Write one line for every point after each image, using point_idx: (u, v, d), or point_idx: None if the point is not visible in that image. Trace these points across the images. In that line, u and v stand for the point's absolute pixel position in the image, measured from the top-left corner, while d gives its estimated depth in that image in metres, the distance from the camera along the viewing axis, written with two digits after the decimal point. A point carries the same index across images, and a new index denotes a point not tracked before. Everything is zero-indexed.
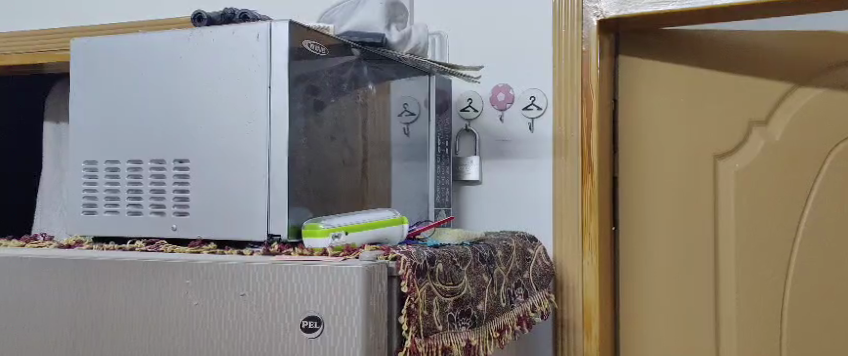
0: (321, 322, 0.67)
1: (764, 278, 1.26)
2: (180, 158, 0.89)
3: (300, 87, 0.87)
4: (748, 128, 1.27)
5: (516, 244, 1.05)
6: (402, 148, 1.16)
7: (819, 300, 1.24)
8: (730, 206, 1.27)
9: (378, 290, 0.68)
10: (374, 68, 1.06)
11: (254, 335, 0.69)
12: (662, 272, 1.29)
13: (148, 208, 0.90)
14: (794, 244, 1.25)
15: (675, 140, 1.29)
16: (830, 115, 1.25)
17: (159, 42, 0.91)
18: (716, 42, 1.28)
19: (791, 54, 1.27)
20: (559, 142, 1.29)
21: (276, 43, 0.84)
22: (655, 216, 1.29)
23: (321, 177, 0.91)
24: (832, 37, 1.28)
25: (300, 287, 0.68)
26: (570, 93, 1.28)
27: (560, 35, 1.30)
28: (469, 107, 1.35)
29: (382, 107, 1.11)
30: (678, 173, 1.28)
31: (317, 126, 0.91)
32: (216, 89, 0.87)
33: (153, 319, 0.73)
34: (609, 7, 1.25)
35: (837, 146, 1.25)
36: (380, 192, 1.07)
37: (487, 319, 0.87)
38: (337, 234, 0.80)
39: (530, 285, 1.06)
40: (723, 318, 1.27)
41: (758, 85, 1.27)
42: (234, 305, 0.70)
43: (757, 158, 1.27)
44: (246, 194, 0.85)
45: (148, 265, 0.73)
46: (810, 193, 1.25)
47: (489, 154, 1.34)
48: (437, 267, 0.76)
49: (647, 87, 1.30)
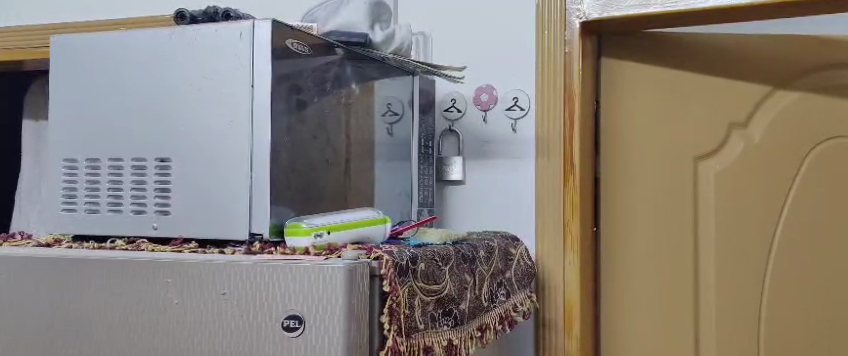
0: (301, 321, 0.66)
1: (743, 277, 1.27)
2: (161, 157, 0.89)
3: (284, 86, 0.87)
4: (728, 131, 1.29)
5: (498, 244, 1.06)
6: (384, 147, 1.16)
7: (793, 300, 1.28)
8: (711, 208, 1.28)
9: (360, 289, 0.68)
10: (357, 68, 1.06)
11: (234, 335, 0.69)
12: (643, 273, 1.29)
13: (129, 207, 0.90)
14: (772, 247, 1.27)
15: (657, 140, 1.29)
16: (807, 118, 1.28)
17: (141, 40, 0.90)
18: (699, 45, 1.29)
19: (770, 57, 1.29)
20: (541, 143, 1.30)
21: (259, 43, 0.84)
22: (637, 216, 1.29)
23: (304, 176, 0.91)
24: (809, 41, 1.31)
25: (281, 286, 0.68)
26: (552, 95, 1.29)
27: (543, 37, 1.30)
28: (452, 108, 1.35)
29: (365, 106, 1.11)
30: (661, 174, 1.28)
31: (301, 125, 0.91)
32: (198, 88, 0.87)
33: (133, 318, 0.72)
34: (590, 8, 1.26)
35: (813, 149, 1.28)
36: (363, 191, 1.08)
37: (469, 319, 0.88)
38: (318, 233, 0.80)
39: (512, 285, 1.06)
40: (703, 318, 1.29)
41: (738, 87, 1.28)
42: (214, 304, 0.70)
43: (737, 160, 1.28)
44: (228, 194, 0.84)
45: (129, 264, 0.73)
46: (789, 195, 1.28)
47: (472, 155, 1.35)
48: (419, 267, 0.77)
49: (630, 86, 1.29)
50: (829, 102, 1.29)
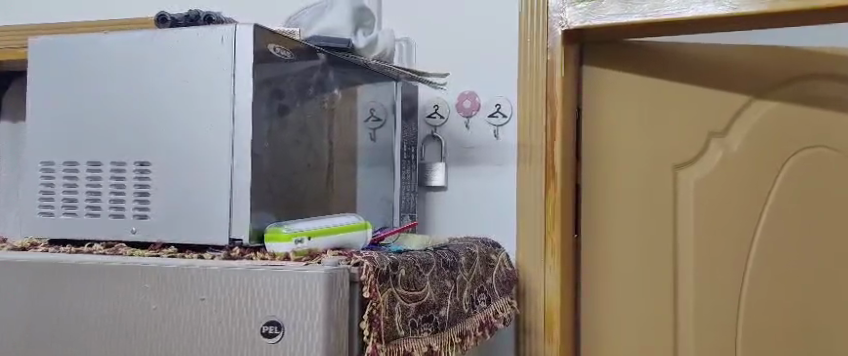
0: (280, 328, 0.66)
1: (721, 286, 1.28)
2: (141, 160, 0.88)
3: (266, 90, 0.86)
4: (707, 139, 1.30)
5: (479, 251, 1.06)
6: (366, 152, 1.16)
7: (770, 308, 1.29)
8: (689, 217, 1.30)
9: (340, 295, 0.68)
10: (341, 74, 1.05)
11: (212, 341, 0.68)
12: (623, 281, 1.29)
13: (107, 211, 0.89)
14: (749, 256, 1.29)
15: (637, 148, 1.29)
16: (785, 128, 1.30)
17: (121, 43, 0.90)
18: (680, 54, 1.30)
19: (748, 67, 1.31)
20: (523, 150, 1.30)
21: (241, 47, 0.83)
22: (618, 224, 1.29)
23: (285, 181, 0.91)
24: (787, 52, 1.33)
25: (260, 292, 0.67)
26: (534, 104, 1.30)
27: (525, 45, 1.31)
28: (435, 114, 1.36)
29: (348, 111, 1.11)
30: (642, 182, 1.29)
31: (282, 130, 0.91)
32: (178, 92, 0.87)
33: (109, 323, 0.72)
34: (573, 16, 1.27)
35: (790, 156, 1.30)
36: (345, 195, 1.08)
37: (450, 325, 0.88)
38: (300, 239, 0.80)
39: (493, 291, 1.06)
40: (681, 326, 1.29)
41: (717, 97, 1.30)
42: (192, 310, 0.69)
43: (716, 169, 1.29)
44: (207, 198, 0.84)
45: (106, 268, 0.72)
46: (766, 204, 1.29)
47: (454, 161, 1.35)
48: (399, 273, 0.76)
49: (612, 95, 1.30)
50: (807, 112, 1.31)
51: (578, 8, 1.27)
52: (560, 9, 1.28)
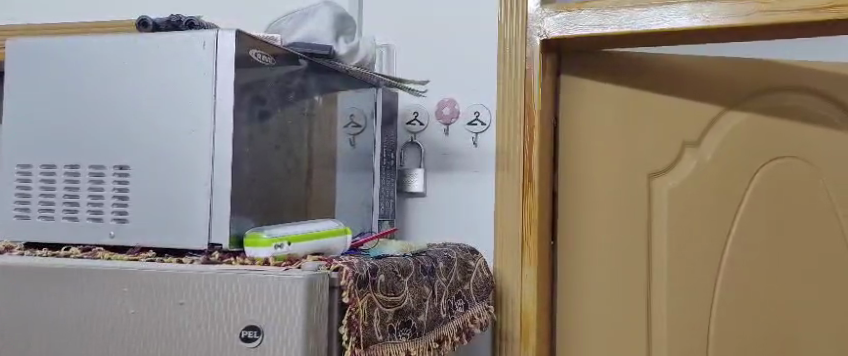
0: (260, 332, 0.67)
1: (694, 292, 1.31)
2: (120, 164, 0.88)
3: (246, 96, 0.86)
4: (681, 148, 1.32)
5: (457, 257, 1.07)
6: (346, 158, 1.17)
7: (741, 315, 1.31)
8: (663, 225, 1.32)
9: (320, 300, 0.68)
10: (322, 80, 1.06)
11: (191, 345, 0.68)
12: (599, 286, 1.31)
13: (84, 215, 0.89)
14: (721, 265, 1.31)
15: (612, 156, 1.31)
16: (757, 138, 1.33)
17: (102, 46, 0.89)
18: (656, 64, 1.32)
19: (721, 78, 1.33)
20: (501, 157, 1.32)
21: (222, 53, 0.84)
22: (592, 231, 1.31)
23: (264, 186, 0.91)
24: (759, 65, 1.35)
25: (240, 296, 0.68)
26: (513, 112, 1.31)
27: (504, 53, 1.33)
28: (415, 121, 1.37)
29: (327, 118, 1.11)
30: (617, 190, 1.31)
31: (263, 135, 0.91)
32: (159, 97, 0.87)
33: (86, 326, 0.71)
34: (551, 26, 1.29)
35: (761, 167, 1.33)
36: (324, 200, 1.08)
37: (427, 330, 0.89)
38: (279, 244, 0.80)
39: (470, 297, 1.07)
40: (654, 332, 1.32)
41: (690, 108, 1.33)
42: (171, 315, 0.69)
43: (689, 177, 1.32)
44: (187, 204, 0.84)
45: (85, 273, 0.72)
46: (738, 212, 1.32)
47: (433, 167, 1.36)
48: (378, 278, 0.77)
49: (589, 103, 1.32)
50: (778, 124, 1.34)
51: (556, 18, 1.29)
52: (539, 19, 1.30)
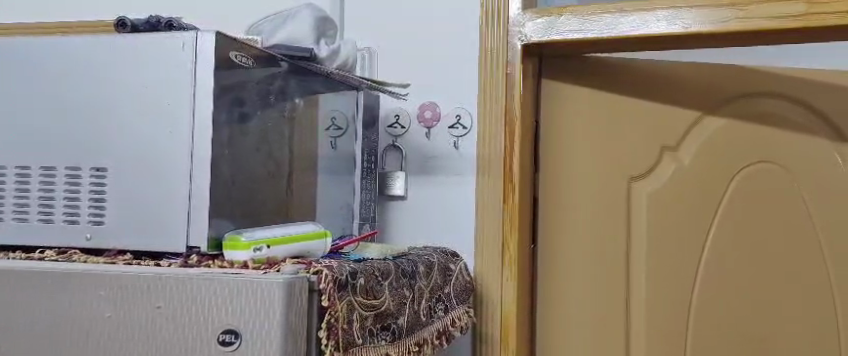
0: (238, 336, 0.66)
1: (672, 297, 1.31)
2: (97, 165, 0.87)
3: (226, 98, 0.86)
4: (660, 152, 1.33)
5: (438, 260, 1.07)
6: (328, 161, 1.17)
7: (720, 319, 1.32)
8: (642, 229, 1.32)
9: (298, 304, 0.68)
10: (302, 82, 1.06)
11: (168, 349, 0.68)
12: (579, 289, 1.31)
13: (60, 217, 0.88)
14: (699, 264, 1.32)
15: (592, 160, 1.32)
16: (736, 143, 1.34)
17: (80, 46, 0.89)
18: (636, 69, 1.33)
19: (700, 83, 1.34)
20: (482, 161, 1.33)
21: (201, 54, 0.83)
22: (573, 235, 1.31)
23: (244, 188, 0.91)
24: (738, 70, 1.36)
25: (218, 299, 0.67)
26: (494, 117, 1.32)
27: (486, 57, 1.34)
28: (396, 124, 1.39)
29: (309, 120, 1.11)
30: (596, 194, 1.31)
31: (242, 138, 0.90)
32: (137, 99, 0.86)
33: (61, 331, 0.71)
34: (532, 31, 1.29)
35: (739, 171, 1.34)
36: (305, 204, 1.08)
37: (407, 334, 0.88)
38: (258, 247, 0.79)
39: (450, 300, 1.07)
40: (633, 335, 1.32)
41: (669, 112, 1.33)
42: (148, 319, 0.69)
43: (669, 182, 1.32)
44: (165, 206, 0.83)
45: (60, 276, 0.71)
46: (715, 216, 1.33)
47: (413, 170, 1.38)
48: (358, 282, 0.77)
49: (569, 107, 1.31)
50: (757, 130, 1.35)
51: (537, 23, 1.29)
52: (520, 23, 1.31)
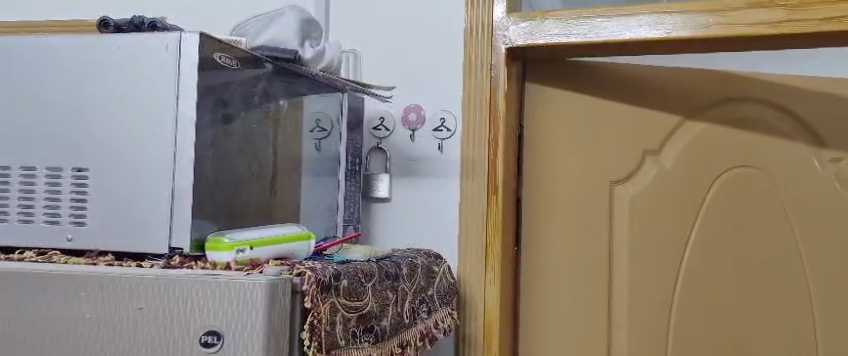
0: (220, 337, 0.66)
1: (653, 298, 1.32)
2: (78, 166, 0.86)
3: (209, 99, 0.86)
4: (642, 157, 1.34)
5: (421, 262, 1.07)
6: (312, 163, 1.17)
7: (700, 322, 1.33)
8: (624, 233, 1.33)
9: (281, 305, 0.68)
10: (286, 83, 1.05)
11: (149, 350, 0.67)
12: (562, 291, 1.32)
13: (40, 217, 0.87)
14: (680, 268, 1.33)
15: (574, 164, 1.32)
16: (717, 147, 1.35)
17: (61, 46, 0.88)
18: (620, 74, 1.33)
19: (682, 88, 1.35)
20: (467, 163, 1.34)
21: (184, 55, 0.83)
22: (556, 237, 1.32)
23: (228, 189, 0.90)
24: (720, 75, 1.37)
25: (200, 301, 0.67)
26: (478, 121, 1.33)
27: (470, 61, 1.35)
28: (381, 126, 1.40)
29: (293, 122, 1.10)
30: (578, 197, 1.32)
31: (226, 139, 0.90)
32: (120, 100, 0.86)
33: (41, 332, 0.70)
34: (516, 34, 1.30)
35: (720, 175, 1.35)
36: (289, 205, 1.08)
37: (390, 335, 0.89)
38: (241, 248, 0.79)
39: (433, 302, 1.07)
40: (614, 337, 1.32)
41: (653, 116, 1.34)
42: (129, 320, 0.68)
43: (651, 185, 1.33)
44: (148, 208, 0.83)
45: (40, 277, 0.71)
46: (696, 220, 1.34)
47: (397, 173, 1.39)
48: (341, 283, 0.77)
49: (550, 111, 1.32)
50: (738, 135, 1.36)
51: (521, 27, 1.30)
52: (504, 27, 1.31)
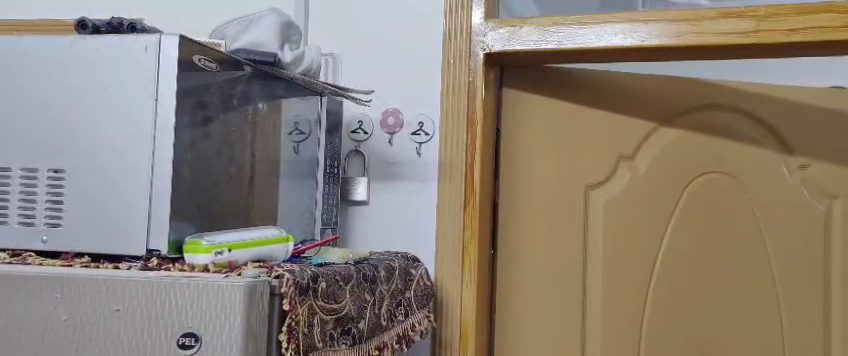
0: (197, 339, 0.67)
1: (626, 300, 1.34)
2: (54, 167, 0.86)
3: (188, 101, 0.86)
4: (616, 162, 1.36)
5: (399, 265, 1.08)
6: (289, 165, 1.17)
7: (672, 323, 1.35)
8: (598, 236, 1.35)
9: (259, 307, 0.68)
10: (264, 85, 1.05)
11: (126, 352, 0.67)
12: (536, 293, 1.34)
13: (14, 219, 0.86)
14: (653, 267, 1.35)
15: (550, 168, 1.34)
16: (690, 153, 1.38)
17: (38, 45, 0.88)
18: (594, 80, 1.36)
19: (656, 94, 1.38)
20: (445, 167, 1.35)
21: (163, 57, 0.83)
22: (530, 241, 1.34)
23: (206, 192, 0.91)
24: (692, 82, 1.40)
25: (178, 302, 0.68)
26: (455, 123, 1.34)
27: (448, 65, 1.36)
28: (359, 129, 1.40)
29: (270, 125, 1.11)
30: (554, 200, 1.34)
31: (204, 140, 0.90)
32: (97, 101, 0.85)
33: (15, 334, 0.70)
34: (494, 40, 1.32)
35: (691, 181, 1.37)
36: (266, 208, 1.08)
37: (367, 338, 0.89)
38: (220, 250, 0.80)
39: (410, 304, 1.08)
40: (588, 338, 1.34)
41: (627, 122, 1.36)
42: (106, 322, 0.68)
43: (625, 190, 1.35)
44: (125, 210, 0.83)
45: (16, 279, 0.70)
46: (668, 223, 1.36)
47: (375, 175, 1.39)
48: (319, 285, 0.78)
49: (527, 111, 1.35)
50: (709, 141, 1.39)
51: (498, 33, 1.32)
52: (482, 33, 1.33)
